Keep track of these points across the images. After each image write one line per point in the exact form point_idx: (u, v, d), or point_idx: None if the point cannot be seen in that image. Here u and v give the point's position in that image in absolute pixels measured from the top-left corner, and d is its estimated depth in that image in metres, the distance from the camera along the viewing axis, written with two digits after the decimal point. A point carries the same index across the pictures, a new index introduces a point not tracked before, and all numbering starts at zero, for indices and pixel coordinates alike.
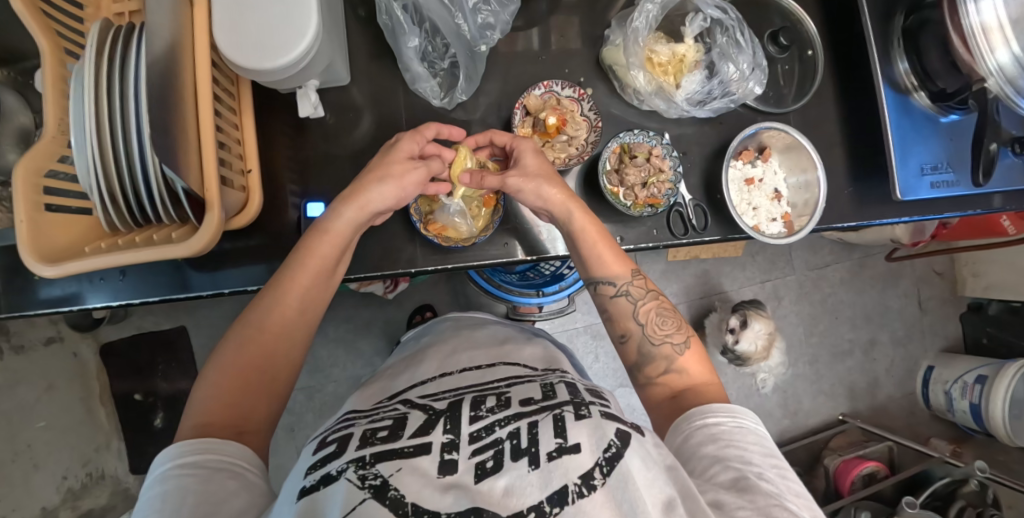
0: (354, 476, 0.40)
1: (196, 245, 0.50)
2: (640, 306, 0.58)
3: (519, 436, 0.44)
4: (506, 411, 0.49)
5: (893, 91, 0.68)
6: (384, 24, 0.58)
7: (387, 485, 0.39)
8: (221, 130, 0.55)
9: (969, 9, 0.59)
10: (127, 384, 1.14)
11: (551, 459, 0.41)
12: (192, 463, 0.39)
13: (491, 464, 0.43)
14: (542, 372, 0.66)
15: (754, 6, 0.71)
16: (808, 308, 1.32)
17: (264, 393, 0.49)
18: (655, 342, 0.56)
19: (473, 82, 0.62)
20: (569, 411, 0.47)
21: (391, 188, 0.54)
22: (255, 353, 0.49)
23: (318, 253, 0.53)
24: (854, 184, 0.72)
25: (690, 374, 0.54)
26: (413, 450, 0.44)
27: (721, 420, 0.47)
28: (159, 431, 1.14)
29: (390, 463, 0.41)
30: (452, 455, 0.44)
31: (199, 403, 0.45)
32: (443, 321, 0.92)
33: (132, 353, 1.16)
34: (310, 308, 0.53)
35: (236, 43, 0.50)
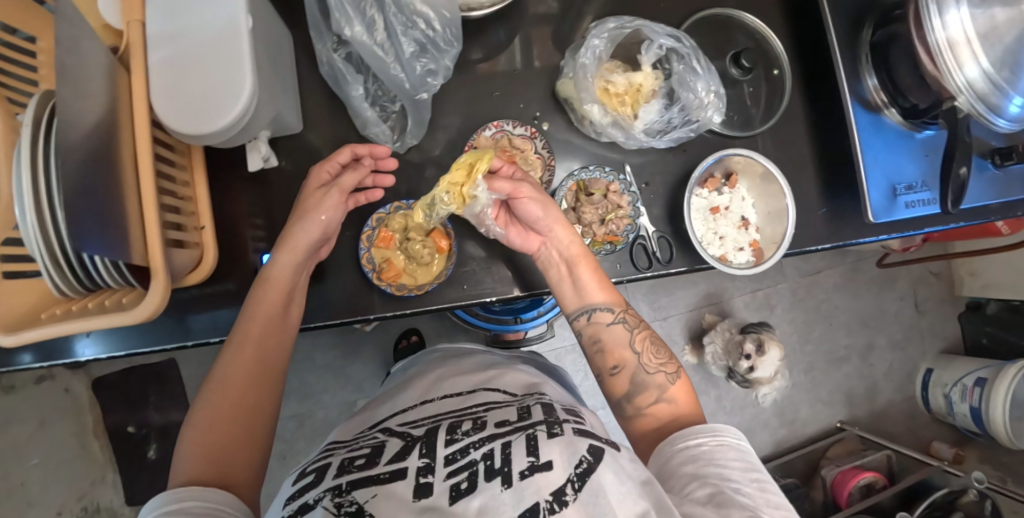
0: (332, 503, 0.40)
1: (141, 313, 0.50)
2: (635, 334, 0.56)
3: (493, 456, 0.43)
4: (481, 429, 0.48)
5: (863, 110, 0.66)
6: (325, 73, 0.57)
7: (363, 511, 0.39)
8: (172, 194, 0.56)
9: (934, 24, 0.57)
10: (119, 417, 1.16)
11: (524, 477, 0.40)
12: (173, 511, 0.37)
13: (467, 485, 0.41)
14: (520, 394, 0.63)
15: (716, 25, 0.69)
16: (802, 316, 1.29)
17: (248, 439, 0.46)
18: (651, 372, 0.53)
19: (423, 126, 0.61)
20: (541, 428, 0.46)
21: (314, 221, 0.53)
22: (222, 408, 0.46)
23: (267, 302, 0.51)
24: (827, 205, 0.70)
25: (678, 404, 0.51)
26: (389, 475, 0.43)
27: (702, 440, 0.46)
28: (152, 462, 1.16)
29: (366, 490, 0.41)
30: (426, 478, 0.42)
31: (178, 474, 0.42)
32: (432, 352, 0.91)
33: (123, 385, 1.17)
34: (270, 353, 0.51)
35: (169, 107, 0.50)
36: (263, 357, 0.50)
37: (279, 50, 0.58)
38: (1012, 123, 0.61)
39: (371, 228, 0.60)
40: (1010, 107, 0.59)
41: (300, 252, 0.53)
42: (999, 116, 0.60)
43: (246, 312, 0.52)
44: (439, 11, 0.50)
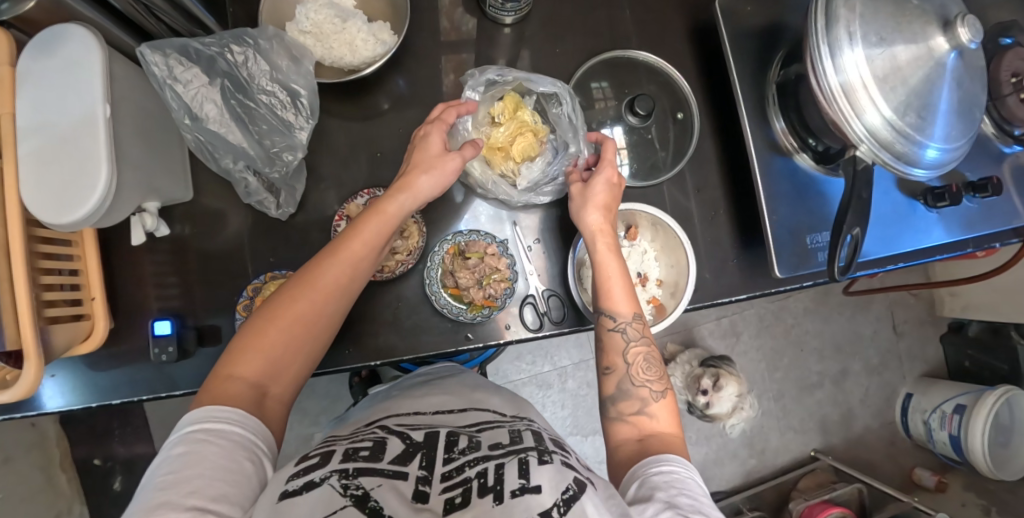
0: (338, 484, 0.37)
1: (20, 391, 0.50)
2: (632, 346, 0.53)
3: (488, 473, 0.40)
4: (480, 450, 0.44)
5: (772, 155, 0.62)
6: (190, 142, 0.53)
7: (369, 496, 0.36)
8: (55, 272, 0.56)
9: (827, 70, 0.53)
10: (87, 449, 1.20)
11: (514, 496, 0.37)
12: (218, 430, 0.39)
13: (460, 499, 0.38)
14: (511, 414, 0.56)
15: (619, 67, 0.66)
16: (769, 342, 1.25)
17: (300, 359, 0.47)
18: (636, 384, 0.52)
19: (295, 193, 0.61)
20: (531, 453, 0.43)
21: (435, 178, 0.53)
22: (291, 320, 0.46)
23: (364, 238, 0.49)
24: (741, 253, 0.66)
25: (663, 424, 0.49)
26: (394, 472, 0.40)
27: (674, 468, 0.43)
28: (117, 493, 1.21)
29: (373, 478, 0.39)
30: (426, 487, 0.39)
31: (231, 360, 0.44)
32: (414, 375, 0.74)
33: (90, 419, 1.21)
34: (356, 290, 0.50)
35: (40, 195, 0.49)
36: (348, 294, 0.49)
37: (162, 121, 0.59)
38: (931, 170, 0.58)
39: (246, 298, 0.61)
40: (925, 156, 0.55)
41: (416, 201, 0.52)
42: (913, 165, 0.56)
43: (349, 233, 0.50)
44: (291, 84, 0.56)
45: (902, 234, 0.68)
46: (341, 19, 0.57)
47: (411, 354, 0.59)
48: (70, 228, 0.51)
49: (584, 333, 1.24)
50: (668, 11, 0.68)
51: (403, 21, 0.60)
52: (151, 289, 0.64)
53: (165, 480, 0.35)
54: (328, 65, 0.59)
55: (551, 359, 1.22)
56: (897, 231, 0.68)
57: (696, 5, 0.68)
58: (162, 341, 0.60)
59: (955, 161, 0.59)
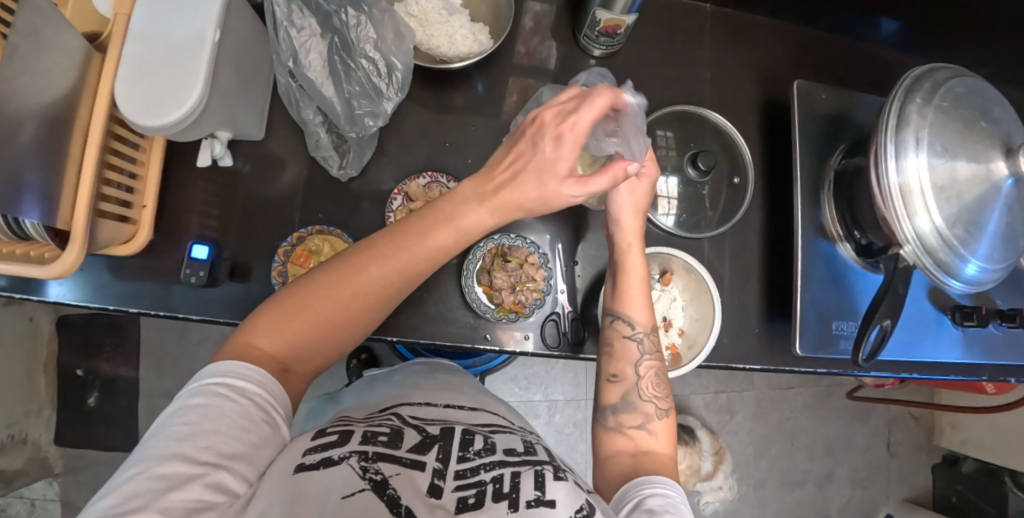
0: (355, 464, 0.38)
1: (56, 270, 0.51)
2: (644, 359, 0.56)
3: (503, 479, 0.40)
4: (493, 454, 0.44)
5: (817, 237, 0.64)
6: (282, 86, 0.58)
7: (387, 483, 0.38)
8: (119, 170, 0.58)
9: (889, 167, 0.55)
10: (74, 358, 1.21)
11: (530, 507, 0.38)
12: (247, 389, 0.42)
13: (472, 501, 0.38)
14: (518, 425, 0.56)
15: (690, 120, 0.69)
16: (762, 428, 1.23)
17: (326, 343, 0.48)
18: (644, 397, 0.54)
19: (363, 158, 0.63)
20: (547, 465, 0.43)
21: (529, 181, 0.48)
22: (332, 299, 0.47)
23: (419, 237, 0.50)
24: (765, 325, 0.67)
25: (660, 445, 0.52)
26: (413, 463, 0.40)
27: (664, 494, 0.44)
28: (89, 409, 1.22)
29: (391, 466, 0.39)
30: (438, 479, 0.40)
31: (264, 323, 0.46)
32: (416, 366, 0.75)
33: (86, 330, 1.22)
34: (404, 287, 0.50)
35: (131, 95, 0.52)
36: (391, 287, 0.50)
37: (258, 62, 0.62)
38: (967, 286, 0.59)
39: (289, 244, 0.62)
40: (965, 270, 0.56)
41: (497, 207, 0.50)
42: (952, 276, 0.57)
43: (411, 229, 0.49)
44: (391, 57, 0.58)
45: (924, 345, 0.69)
46: (447, 12, 0.60)
47: (426, 338, 0.60)
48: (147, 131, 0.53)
49: (583, 373, 1.23)
50: (745, 83, 0.71)
51: (504, 29, 0.63)
52: (196, 214, 0.66)
53: (181, 431, 0.37)
54: (422, 51, 0.62)
55: (545, 390, 1.22)
56: (920, 341, 0.68)
57: (771, 85, 0.72)
58: (196, 265, 0.62)
59: (990, 283, 0.60)
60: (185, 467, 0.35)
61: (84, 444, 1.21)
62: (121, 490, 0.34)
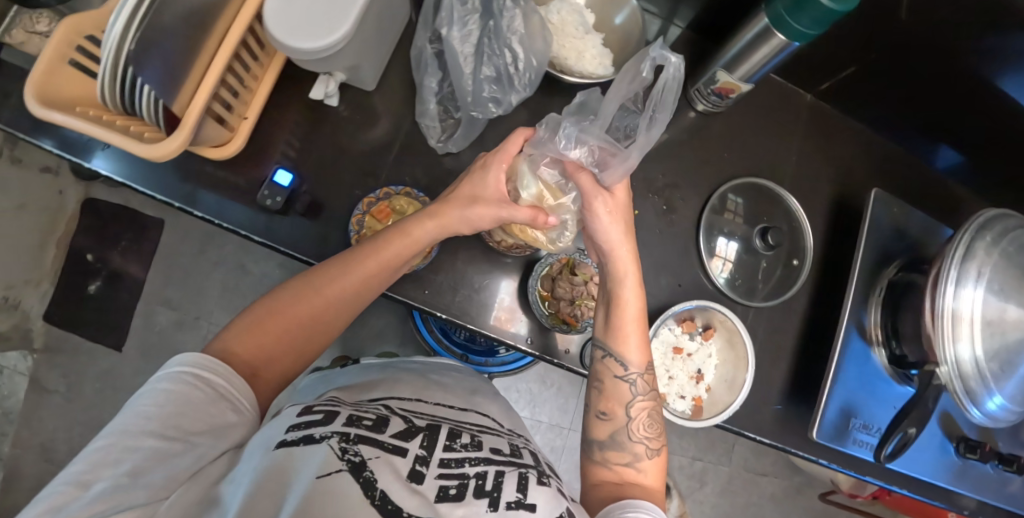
0: (337, 447, 0.38)
1: (154, 152, 0.52)
2: (638, 400, 0.56)
3: (486, 477, 0.42)
4: (478, 452, 0.46)
5: (856, 336, 0.66)
6: (417, 52, 0.64)
7: (365, 465, 0.38)
8: (237, 79, 0.60)
9: (947, 292, 0.58)
10: (89, 242, 1.21)
11: (509, 509, 0.40)
12: (212, 376, 0.43)
13: (454, 492, 0.40)
14: (507, 430, 0.58)
15: (764, 194, 0.72)
16: (727, 505, 1.24)
17: (296, 354, 0.50)
18: (635, 439, 0.54)
19: (466, 139, 0.66)
20: (531, 470, 0.46)
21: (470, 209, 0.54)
22: (298, 312, 0.50)
23: (386, 251, 0.53)
24: (785, 404, 0.69)
25: (649, 478, 0.52)
26: (393, 450, 0.41)
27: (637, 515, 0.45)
28: (87, 296, 1.20)
29: (372, 449, 0.40)
30: (421, 469, 0.41)
31: (234, 338, 0.48)
32: (411, 360, 0.76)
33: (108, 219, 1.22)
34: (363, 295, 0.53)
35: (280, 13, 0.54)
36: (352, 301, 0.53)
37: (391, 20, 0.65)
38: (984, 419, 0.61)
39: (376, 196, 0.64)
40: (988, 403, 0.59)
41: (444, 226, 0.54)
42: (975, 406, 0.60)
43: (370, 247, 0.53)
44: (530, 55, 0.60)
45: (925, 466, 0.71)
46: (583, 30, 0.64)
47: (473, 325, 0.63)
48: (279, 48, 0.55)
49: (573, 401, 1.24)
50: (824, 176, 0.75)
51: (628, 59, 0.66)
52: (286, 142, 0.68)
53: (148, 412, 0.39)
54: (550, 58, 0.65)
55: (532, 408, 1.23)
56: (923, 461, 0.71)
57: (846, 184, 0.75)
58: (276, 189, 0.63)
59: (1004, 423, 0.63)
60: (152, 442, 0.38)
61: (69, 327, 1.20)
62: (91, 458, 0.36)
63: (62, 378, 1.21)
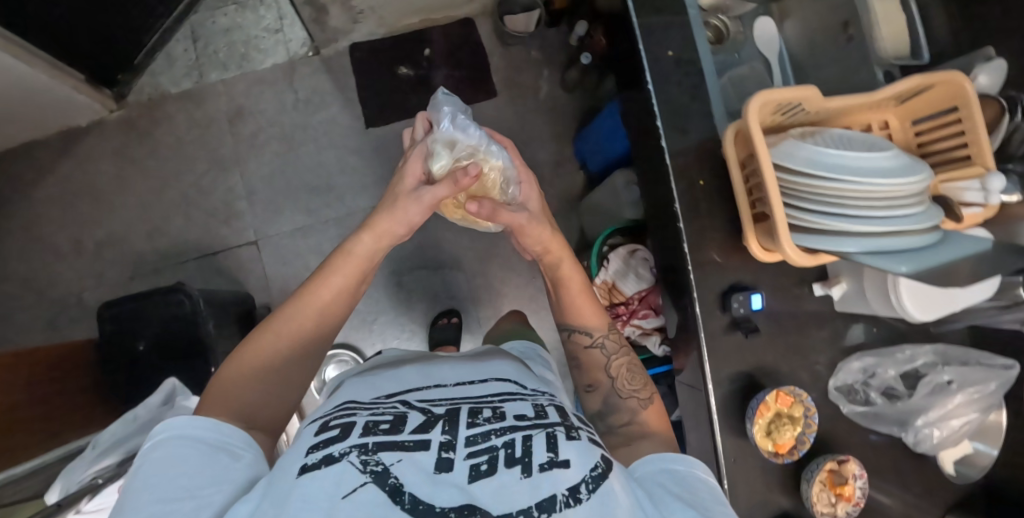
0: (356, 460, 0.41)
1: (786, 247, 0.59)
2: (613, 359, 0.68)
3: (515, 446, 0.46)
4: (502, 423, 0.50)
5: None
6: (906, 350, 0.73)
7: (388, 472, 0.41)
8: None
9: None
10: (439, 44, 1.23)
11: (542, 471, 0.43)
12: (202, 433, 0.43)
13: (484, 466, 0.43)
14: (532, 388, 0.61)
15: None
16: None
17: (280, 366, 0.54)
18: (625, 395, 0.64)
19: (856, 413, 0.72)
20: (559, 430, 0.50)
21: (398, 215, 0.64)
22: (276, 343, 0.54)
23: (338, 273, 0.60)
24: None
25: (651, 422, 0.61)
26: (414, 445, 0.45)
27: (680, 467, 0.50)
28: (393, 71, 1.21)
29: (393, 453, 0.43)
30: (449, 455, 0.45)
31: (210, 401, 0.49)
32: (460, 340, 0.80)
33: (467, 45, 1.24)
34: (321, 324, 0.57)
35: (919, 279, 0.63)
36: (311, 332, 0.56)
37: None
38: None
39: (790, 388, 0.69)
40: None
41: (378, 236, 0.62)
42: None
43: (314, 282, 0.58)
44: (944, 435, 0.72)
45: None
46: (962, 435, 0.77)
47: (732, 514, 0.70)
48: (894, 284, 0.64)
49: None
50: None
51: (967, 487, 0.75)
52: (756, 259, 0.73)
53: (145, 481, 0.38)
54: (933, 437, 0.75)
55: None
56: None
57: None
58: (745, 303, 0.69)
59: None
60: (156, 503, 0.36)
61: (357, 71, 1.21)
62: None
63: (306, 89, 1.21)
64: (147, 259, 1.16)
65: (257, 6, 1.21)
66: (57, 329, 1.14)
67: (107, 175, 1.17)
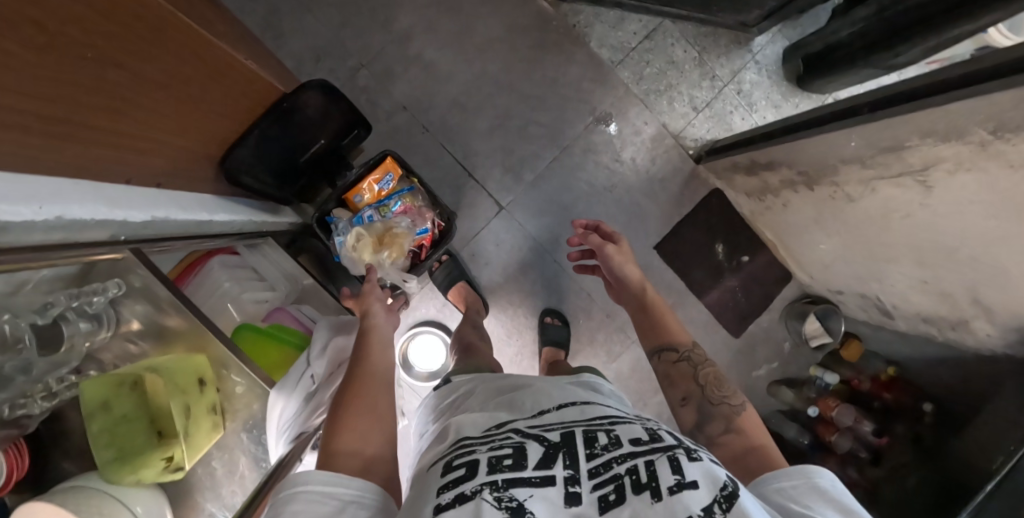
0: (492, 498, 0.44)
1: None
2: (700, 366, 0.76)
3: (638, 472, 0.48)
4: (621, 448, 0.52)
5: None
6: None
7: (523, 507, 0.44)
8: None
9: None
10: (756, 265, 1.25)
11: (671, 493, 0.45)
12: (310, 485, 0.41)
13: (611, 496, 0.46)
14: (635, 415, 0.62)
15: None
16: None
17: (375, 375, 0.57)
18: (716, 401, 0.70)
19: None
20: (680, 451, 0.51)
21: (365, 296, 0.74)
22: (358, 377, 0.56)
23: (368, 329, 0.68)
24: None
25: (749, 437, 0.64)
26: (542, 483, 0.47)
27: (796, 482, 0.50)
28: (713, 240, 1.23)
29: (524, 489, 0.46)
30: (577, 489, 0.47)
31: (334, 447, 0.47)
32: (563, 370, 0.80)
33: (765, 289, 1.27)
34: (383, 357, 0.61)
35: None
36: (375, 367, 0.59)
37: None
38: None
39: None
40: None
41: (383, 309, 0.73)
42: None
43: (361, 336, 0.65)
44: None
45: None
46: None
47: None
48: None
49: None
50: None
51: None
52: None
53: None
54: None
55: None
56: None
57: None
58: None
59: None
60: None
61: (698, 209, 1.22)
62: None
63: (658, 173, 1.21)
64: (431, 114, 1.12)
65: (713, 81, 1.20)
66: (318, 62, 1.09)
67: (484, 32, 1.13)
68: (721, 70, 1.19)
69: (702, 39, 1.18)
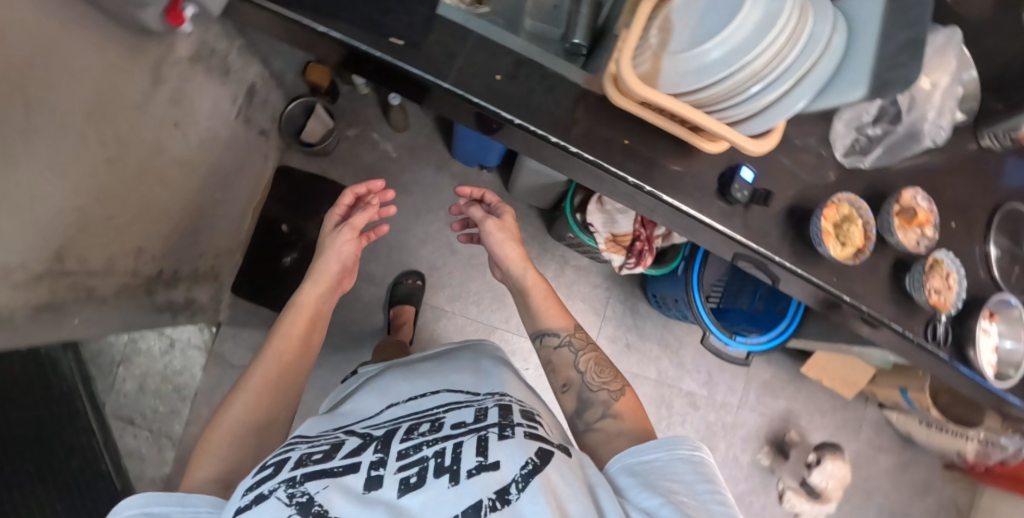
0: (286, 494, 0.40)
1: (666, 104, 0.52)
2: (582, 353, 0.70)
3: (444, 456, 0.45)
4: (436, 433, 0.50)
5: None
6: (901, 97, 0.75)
7: (314, 500, 0.39)
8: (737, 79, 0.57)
9: None
10: (285, 212, 1.22)
11: (471, 475, 0.41)
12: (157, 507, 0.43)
13: (413, 480, 0.43)
14: (484, 394, 0.60)
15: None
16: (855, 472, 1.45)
17: (270, 391, 0.60)
18: (596, 389, 0.66)
19: (890, 155, 0.77)
20: (492, 431, 0.48)
21: (320, 291, 0.72)
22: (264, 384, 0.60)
23: (304, 318, 0.69)
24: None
25: (625, 417, 0.62)
26: (344, 469, 0.44)
27: (654, 454, 0.48)
28: (284, 269, 1.22)
29: (320, 482, 0.42)
30: (379, 471, 0.44)
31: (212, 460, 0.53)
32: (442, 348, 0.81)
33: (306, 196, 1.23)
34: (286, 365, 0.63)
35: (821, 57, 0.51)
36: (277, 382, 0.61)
37: None
38: None
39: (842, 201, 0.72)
40: None
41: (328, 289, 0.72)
42: None
43: (280, 332, 0.66)
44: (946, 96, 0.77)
45: None
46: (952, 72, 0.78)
47: (877, 309, 0.74)
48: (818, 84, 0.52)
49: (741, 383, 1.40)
50: None
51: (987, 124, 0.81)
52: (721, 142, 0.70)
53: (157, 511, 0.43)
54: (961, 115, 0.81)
55: (678, 356, 1.36)
56: None
57: None
58: (744, 185, 0.68)
59: None
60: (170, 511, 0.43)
61: (263, 299, 1.21)
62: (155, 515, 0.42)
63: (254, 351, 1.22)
64: None
65: (135, 346, 1.16)
66: None
67: None
68: (114, 344, 1.14)
69: (103, 378, 1.15)
